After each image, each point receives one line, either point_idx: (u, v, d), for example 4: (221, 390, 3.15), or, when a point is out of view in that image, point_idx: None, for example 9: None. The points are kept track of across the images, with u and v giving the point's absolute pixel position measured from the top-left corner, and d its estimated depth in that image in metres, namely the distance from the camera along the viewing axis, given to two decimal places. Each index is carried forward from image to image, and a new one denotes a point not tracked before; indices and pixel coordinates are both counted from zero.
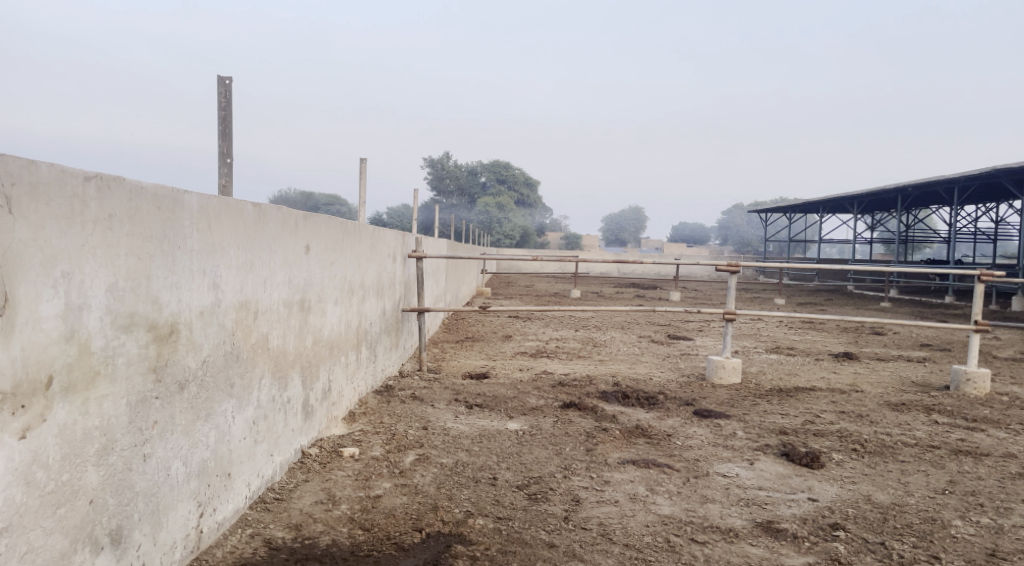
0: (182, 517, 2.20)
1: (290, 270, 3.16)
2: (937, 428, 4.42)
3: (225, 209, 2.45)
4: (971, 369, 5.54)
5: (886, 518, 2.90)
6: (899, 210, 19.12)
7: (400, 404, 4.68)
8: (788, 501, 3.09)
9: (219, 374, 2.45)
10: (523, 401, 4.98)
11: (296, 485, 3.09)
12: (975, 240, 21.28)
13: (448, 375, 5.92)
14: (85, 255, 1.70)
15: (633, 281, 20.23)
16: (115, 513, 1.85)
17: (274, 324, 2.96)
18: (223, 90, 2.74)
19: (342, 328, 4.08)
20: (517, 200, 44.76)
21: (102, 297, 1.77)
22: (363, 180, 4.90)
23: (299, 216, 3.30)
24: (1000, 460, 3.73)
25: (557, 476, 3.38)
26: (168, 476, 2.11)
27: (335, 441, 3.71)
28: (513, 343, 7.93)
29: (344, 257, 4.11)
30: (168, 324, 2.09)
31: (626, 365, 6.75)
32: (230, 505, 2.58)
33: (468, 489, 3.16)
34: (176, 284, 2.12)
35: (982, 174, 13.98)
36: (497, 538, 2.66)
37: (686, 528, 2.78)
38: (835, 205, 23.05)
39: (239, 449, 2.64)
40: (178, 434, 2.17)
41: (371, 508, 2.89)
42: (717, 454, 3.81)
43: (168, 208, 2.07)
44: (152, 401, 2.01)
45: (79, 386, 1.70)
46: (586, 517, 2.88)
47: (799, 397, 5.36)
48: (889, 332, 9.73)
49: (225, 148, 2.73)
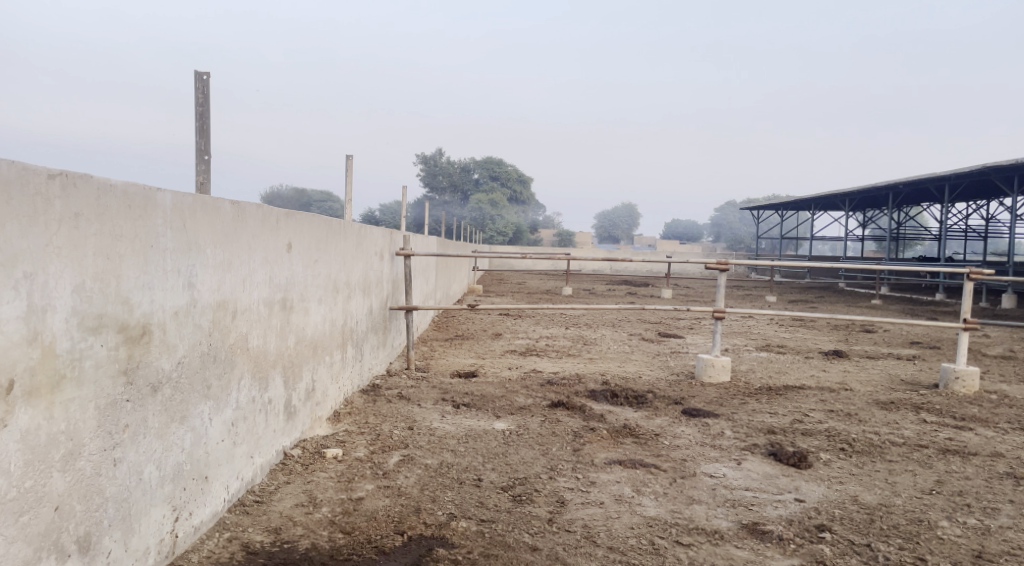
0: (155, 522, 2.15)
1: (271, 269, 3.11)
2: (926, 427, 4.41)
3: (201, 207, 2.41)
4: (960, 368, 5.53)
5: (873, 519, 2.87)
6: (891, 207, 19.15)
7: (386, 404, 4.64)
8: (774, 502, 3.07)
9: (195, 375, 2.40)
10: (511, 401, 4.94)
11: (277, 487, 3.05)
12: (966, 237, 21.33)
13: (436, 374, 5.88)
14: (48, 255, 1.65)
15: (626, 278, 20.23)
16: (83, 519, 1.80)
17: (253, 324, 2.91)
18: (200, 86, 2.69)
19: (327, 327, 4.04)
20: (510, 197, 44.73)
21: (68, 299, 1.72)
22: (349, 178, 4.85)
23: (281, 214, 3.25)
24: (988, 460, 3.72)
25: (543, 477, 3.35)
26: (140, 481, 2.06)
27: (319, 442, 3.66)
28: (503, 341, 7.89)
29: (328, 255, 4.06)
30: (140, 325, 2.04)
31: (616, 364, 6.72)
32: (207, 508, 2.54)
33: (451, 490, 3.12)
34: (148, 284, 2.07)
35: (973, 172, 14.02)
36: (480, 541, 2.63)
37: (670, 530, 2.75)
38: (827, 202, 23.09)
39: (217, 452, 2.60)
40: (151, 436, 2.12)
41: (352, 511, 2.85)
42: (704, 454, 3.78)
43: (140, 206, 2.02)
44: (123, 404, 1.96)
45: (44, 390, 1.65)
46: (570, 520, 2.84)
47: (788, 396, 5.34)
48: (879, 330, 9.73)
49: (202, 144, 2.68)
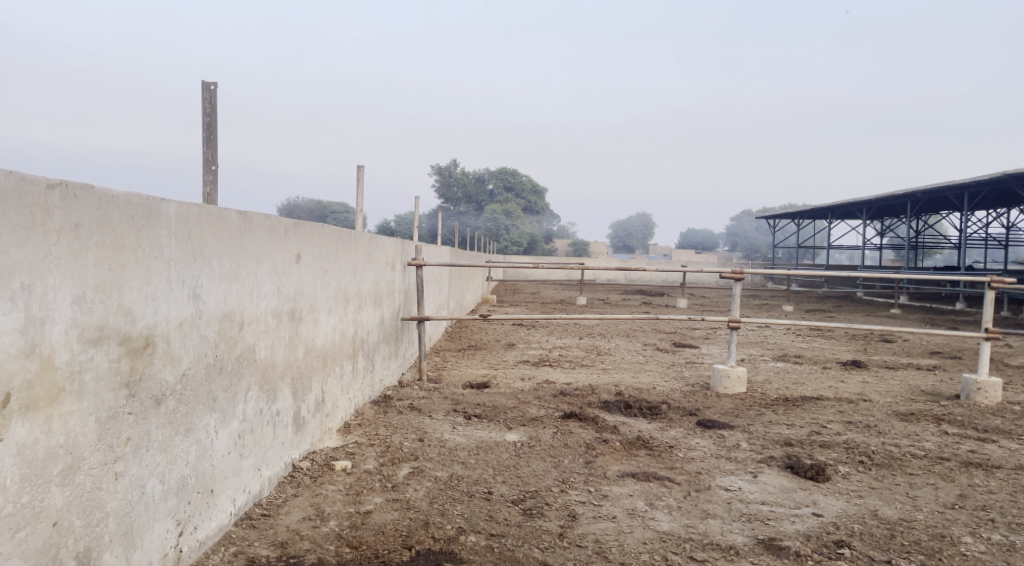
0: (159, 536, 2.12)
1: (278, 279, 3.09)
2: (947, 439, 4.31)
3: (207, 217, 2.39)
4: (981, 379, 5.41)
5: (894, 534, 2.79)
6: (910, 216, 18.94)
7: (397, 415, 4.60)
8: (792, 517, 2.99)
9: (200, 387, 2.37)
10: (523, 412, 4.89)
11: (285, 500, 3.01)
12: (987, 245, 21.03)
13: (449, 384, 5.84)
14: (47, 266, 1.63)
15: (641, 287, 20.14)
16: (83, 535, 1.77)
17: (260, 335, 2.88)
18: (207, 95, 2.68)
19: (337, 337, 4.01)
20: (524, 208, 44.90)
21: (67, 311, 1.70)
22: (360, 187, 4.84)
23: (289, 225, 3.23)
24: (1012, 473, 3.61)
25: (554, 490, 3.29)
26: (143, 495, 2.04)
27: (328, 454, 3.63)
28: (516, 352, 7.84)
29: (338, 266, 4.04)
30: (143, 337, 2.02)
31: (630, 374, 6.64)
32: (213, 522, 2.51)
33: (461, 504, 3.07)
34: (152, 295, 2.05)
35: (993, 180, 13.83)
36: (488, 556, 2.58)
37: (684, 546, 2.69)
38: (844, 210, 22.93)
39: (223, 465, 2.57)
40: (155, 450, 2.10)
41: (360, 525, 2.81)
42: (719, 467, 3.71)
43: (144, 216, 2.00)
44: (124, 416, 1.93)
45: (42, 404, 1.63)
46: (582, 534, 2.79)
47: (805, 407, 5.24)
48: (898, 340, 9.61)
49: (209, 155, 2.67)
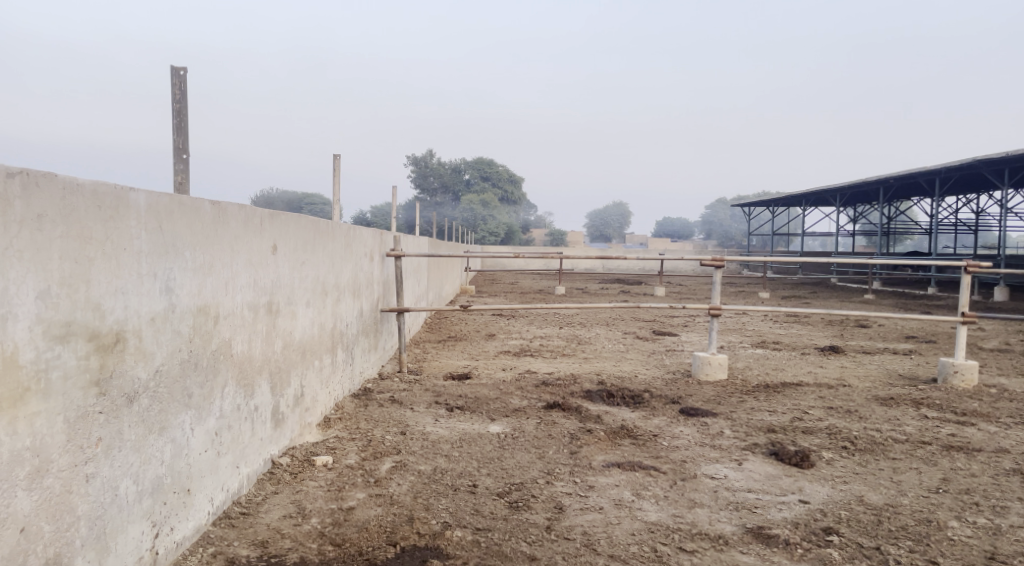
0: (133, 539, 2.04)
1: (254, 272, 2.99)
2: (928, 423, 4.34)
3: (179, 207, 2.30)
4: (958, 361, 5.47)
5: (881, 520, 2.79)
6: (882, 202, 19.17)
7: (378, 409, 4.53)
8: (779, 504, 2.98)
9: (174, 384, 2.29)
10: (505, 403, 4.84)
11: (265, 498, 2.94)
12: (958, 231, 21.41)
13: (429, 376, 5.77)
14: (9, 259, 1.55)
15: (618, 276, 20.29)
16: (52, 540, 1.69)
17: (236, 329, 2.79)
18: (177, 81, 2.58)
19: (315, 331, 3.93)
20: (501, 199, 45.07)
21: (32, 306, 1.61)
22: (337, 178, 4.75)
23: (265, 215, 3.14)
24: (993, 456, 3.65)
25: (540, 482, 3.25)
26: (115, 497, 1.95)
27: (308, 449, 3.55)
28: (496, 342, 7.79)
29: (315, 258, 3.94)
30: (113, 333, 1.93)
31: (611, 363, 6.62)
32: (190, 523, 2.43)
33: (446, 498, 3.02)
34: (121, 289, 1.96)
35: (964, 166, 14.03)
36: (476, 551, 2.53)
37: (673, 537, 2.66)
38: (818, 198, 23.21)
39: (199, 463, 2.48)
40: (128, 449, 2.01)
41: (343, 522, 2.75)
42: (704, 455, 3.70)
43: (111, 206, 1.91)
44: (95, 416, 1.85)
45: (6, 404, 1.54)
46: (569, 527, 2.75)
47: (786, 393, 5.25)
48: (874, 325, 9.74)
49: (180, 142, 2.57)
